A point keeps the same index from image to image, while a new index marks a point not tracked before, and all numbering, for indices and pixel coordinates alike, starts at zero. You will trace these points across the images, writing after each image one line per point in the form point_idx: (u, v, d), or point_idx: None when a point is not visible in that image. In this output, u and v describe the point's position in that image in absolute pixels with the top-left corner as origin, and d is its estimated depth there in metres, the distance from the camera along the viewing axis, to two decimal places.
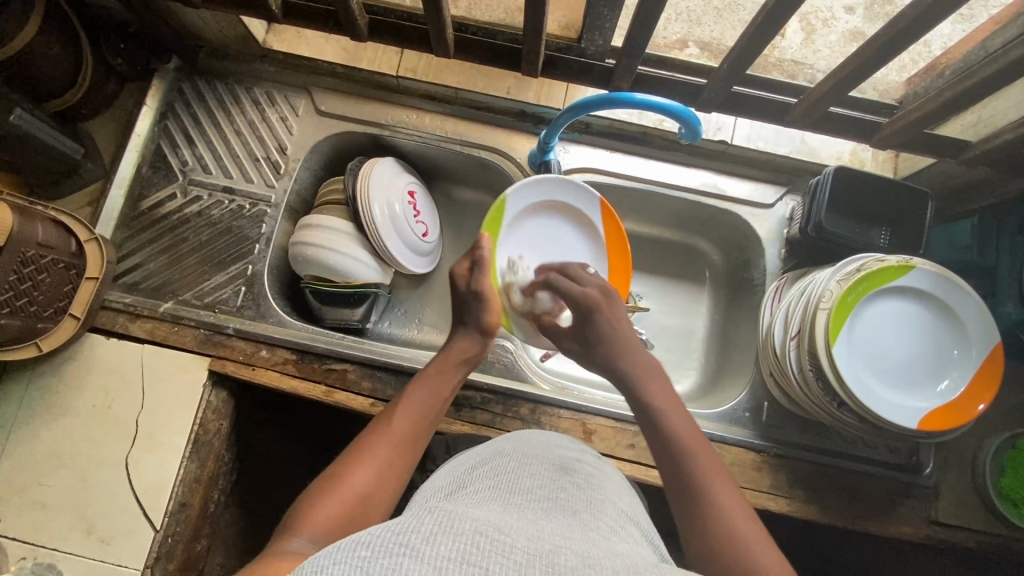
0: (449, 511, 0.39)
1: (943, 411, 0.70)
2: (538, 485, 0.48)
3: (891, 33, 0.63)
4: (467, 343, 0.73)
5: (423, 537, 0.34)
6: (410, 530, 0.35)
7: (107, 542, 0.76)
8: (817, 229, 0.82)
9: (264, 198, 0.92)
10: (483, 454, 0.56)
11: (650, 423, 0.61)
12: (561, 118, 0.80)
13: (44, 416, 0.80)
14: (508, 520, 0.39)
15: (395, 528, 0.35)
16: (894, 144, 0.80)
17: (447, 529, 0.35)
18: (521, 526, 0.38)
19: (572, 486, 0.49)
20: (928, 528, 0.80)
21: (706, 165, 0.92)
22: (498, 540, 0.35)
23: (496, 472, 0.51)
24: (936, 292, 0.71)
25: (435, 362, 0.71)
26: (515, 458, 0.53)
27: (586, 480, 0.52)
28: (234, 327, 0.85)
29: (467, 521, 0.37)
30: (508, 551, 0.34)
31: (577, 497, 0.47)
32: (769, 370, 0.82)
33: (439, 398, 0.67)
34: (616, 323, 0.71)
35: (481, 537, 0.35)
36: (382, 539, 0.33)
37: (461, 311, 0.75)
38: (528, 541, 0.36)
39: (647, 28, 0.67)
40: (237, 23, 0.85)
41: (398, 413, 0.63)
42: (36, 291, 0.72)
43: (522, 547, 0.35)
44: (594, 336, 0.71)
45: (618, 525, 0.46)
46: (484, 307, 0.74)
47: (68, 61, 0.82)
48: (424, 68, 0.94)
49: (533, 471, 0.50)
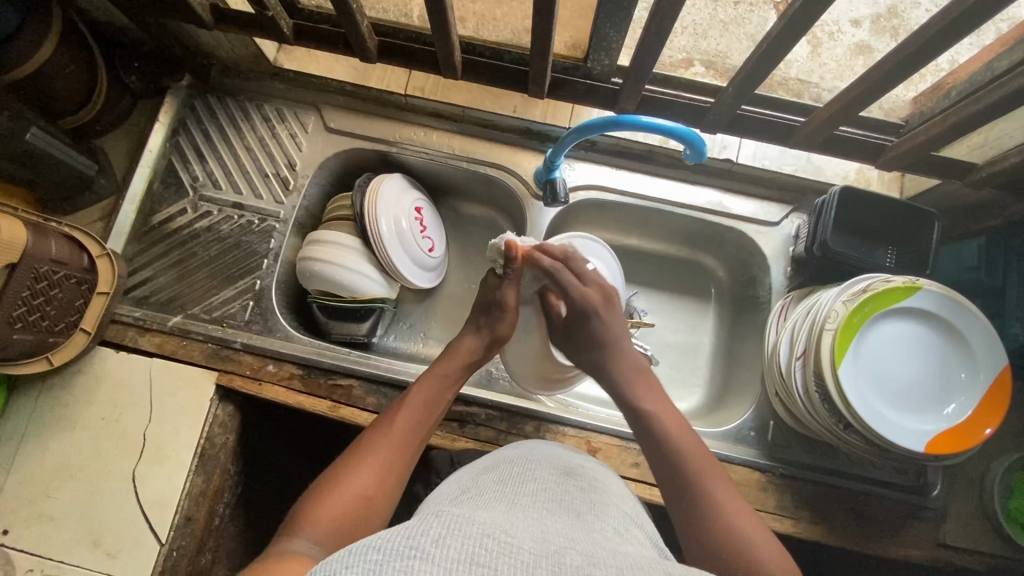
0: (457, 513, 0.39)
1: (950, 432, 0.70)
2: (542, 489, 0.48)
3: (900, 57, 0.63)
4: (474, 345, 0.74)
5: (432, 539, 0.34)
6: (418, 534, 0.35)
7: (113, 555, 0.77)
8: (823, 248, 0.82)
9: (273, 214, 0.93)
10: (487, 463, 0.56)
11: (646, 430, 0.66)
12: (568, 139, 0.80)
13: (54, 428, 0.81)
14: (514, 522, 0.39)
15: (403, 533, 0.35)
16: (902, 164, 0.80)
17: (455, 531, 0.35)
18: (527, 527, 0.39)
19: (577, 489, 0.49)
20: (936, 551, 0.79)
21: (713, 182, 0.93)
22: (505, 541, 0.35)
23: (501, 477, 0.50)
24: (943, 314, 0.71)
25: (440, 362, 0.72)
26: (519, 465, 0.53)
27: (591, 484, 0.52)
28: (242, 342, 0.86)
29: (474, 524, 0.37)
30: (515, 552, 0.34)
31: (582, 500, 0.47)
32: (775, 390, 0.81)
33: (439, 400, 0.68)
34: (609, 324, 0.77)
35: (487, 538, 0.35)
36: (390, 543, 0.33)
37: (481, 312, 0.77)
38: (534, 542, 0.36)
39: (654, 51, 0.68)
40: (250, 43, 0.87)
41: (404, 410, 0.64)
42: (49, 306, 0.73)
43: (528, 548, 0.35)
44: (600, 339, 0.76)
45: (622, 527, 0.46)
46: (502, 317, 0.76)
47: (84, 80, 0.84)
48: (432, 87, 0.95)
49: (536, 477, 0.50)
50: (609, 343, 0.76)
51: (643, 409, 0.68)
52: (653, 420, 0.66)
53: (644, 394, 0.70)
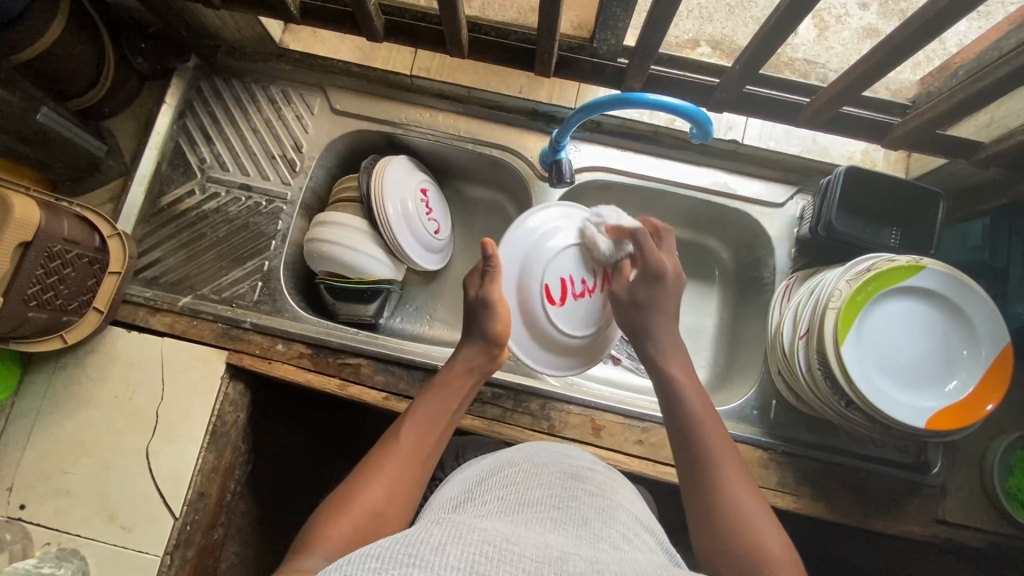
0: (458, 521, 0.40)
1: (950, 410, 0.71)
2: (549, 494, 0.48)
3: (907, 34, 0.63)
4: (475, 354, 0.75)
5: (431, 547, 0.35)
6: (418, 541, 0.36)
7: (129, 528, 0.79)
8: (827, 229, 0.82)
9: (280, 195, 0.93)
10: (491, 464, 0.55)
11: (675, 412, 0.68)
12: (573, 118, 0.80)
13: (68, 407, 0.82)
14: (517, 530, 0.40)
15: (403, 539, 0.36)
16: (907, 144, 0.80)
17: (456, 540, 0.36)
18: (530, 536, 0.39)
19: (585, 494, 0.49)
20: (935, 527, 0.81)
21: (717, 164, 0.93)
22: (507, 550, 0.36)
23: (505, 481, 0.51)
24: (944, 292, 0.72)
25: (442, 374, 0.72)
26: (525, 466, 0.53)
27: (599, 487, 0.51)
28: (252, 321, 0.87)
29: (475, 532, 0.38)
30: (516, 560, 0.35)
31: (589, 505, 0.47)
32: (778, 369, 0.82)
33: (446, 412, 0.69)
34: (669, 294, 0.76)
35: (488, 547, 0.36)
36: (390, 550, 0.34)
37: (470, 321, 0.76)
38: (536, 549, 0.37)
39: (660, 29, 0.67)
40: (255, 23, 0.87)
41: (409, 428, 0.64)
42: (62, 285, 0.74)
43: (530, 555, 0.36)
44: (654, 305, 0.76)
45: (630, 532, 0.46)
46: (490, 315, 0.75)
47: (92, 60, 0.84)
48: (438, 67, 0.94)
49: (544, 480, 0.50)
50: (664, 315, 0.76)
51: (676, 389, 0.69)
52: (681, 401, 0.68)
53: (675, 368, 0.72)
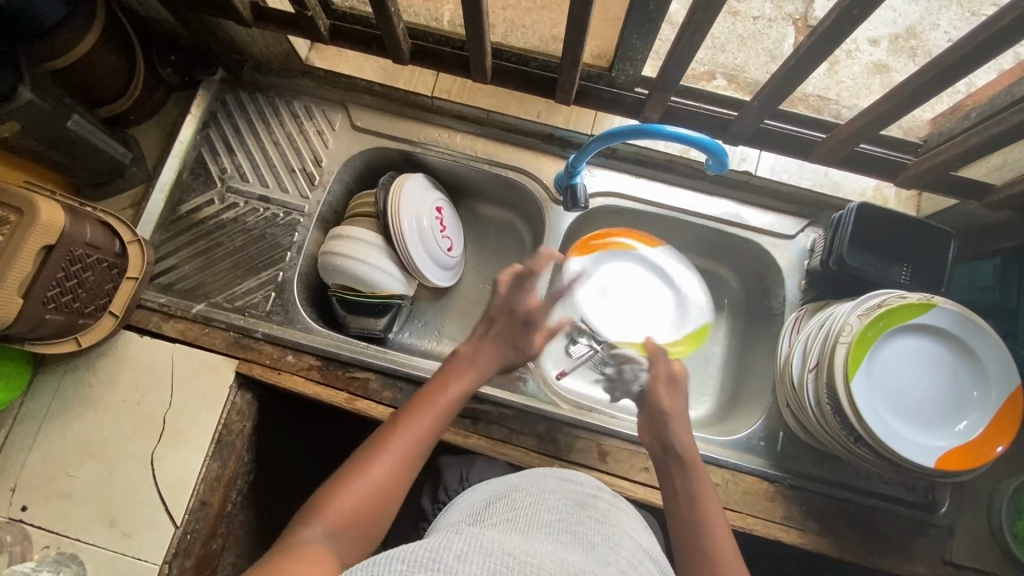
0: (476, 533, 0.41)
1: (960, 450, 0.70)
2: (556, 518, 0.48)
3: (922, 79, 0.65)
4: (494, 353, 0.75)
5: (455, 553, 0.36)
6: (441, 547, 0.36)
7: (129, 535, 0.78)
8: (839, 263, 0.83)
9: (298, 208, 0.95)
10: (499, 489, 0.55)
11: (688, 506, 0.65)
12: (591, 145, 0.81)
13: (77, 409, 0.83)
14: (532, 546, 0.40)
15: (427, 546, 0.37)
16: (920, 183, 0.81)
17: (478, 548, 0.37)
18: (545, 552, 0.40)
19: (592, 519, 0.49)
20: (942, 568, 0.80)
21: (729, 194, 0.94)
22: (526, 561, 0.36)
23: (514, 506, 0.50)
24: (958, 332, 0.72)
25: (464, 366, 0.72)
26: (532, 492, 0.53)
27: (603, 514, 0.51)
28: (263, 332, 0.87)
29: (494, 543, 0.38)
30: (534, 571, 0.36)
31: (596, 530, 0.47)
32: (786, 402, 0.82)
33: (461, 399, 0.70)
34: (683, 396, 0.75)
35: (508, 557, 0.36)
36: (416, 553, 0.35)
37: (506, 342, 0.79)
38: (553, 563, 0.37)
39: (681, 64, 0.69)
40: (283, 40, 0.89)
41: (420, 415, 0.66)
42: (80, 289, 0.75)
43: (547, 569, 0.36)
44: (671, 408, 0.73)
45: (635, 560, 0.45)
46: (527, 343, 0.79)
47: (123, 69, 0.87)
48: (458, 90, 0.99)
49: (550, 505, 0.50)
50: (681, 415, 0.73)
51: (689, 479, 0.67)
52: (695, 491, 0.66)
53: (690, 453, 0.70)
